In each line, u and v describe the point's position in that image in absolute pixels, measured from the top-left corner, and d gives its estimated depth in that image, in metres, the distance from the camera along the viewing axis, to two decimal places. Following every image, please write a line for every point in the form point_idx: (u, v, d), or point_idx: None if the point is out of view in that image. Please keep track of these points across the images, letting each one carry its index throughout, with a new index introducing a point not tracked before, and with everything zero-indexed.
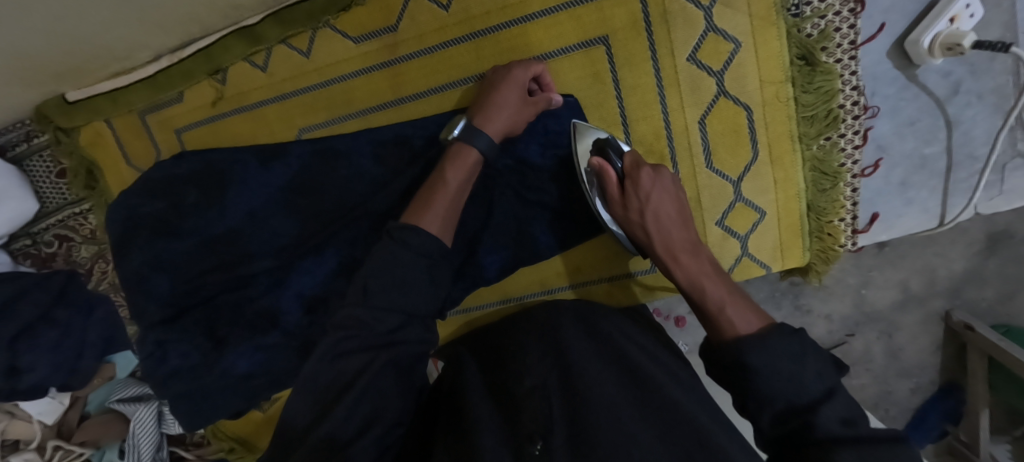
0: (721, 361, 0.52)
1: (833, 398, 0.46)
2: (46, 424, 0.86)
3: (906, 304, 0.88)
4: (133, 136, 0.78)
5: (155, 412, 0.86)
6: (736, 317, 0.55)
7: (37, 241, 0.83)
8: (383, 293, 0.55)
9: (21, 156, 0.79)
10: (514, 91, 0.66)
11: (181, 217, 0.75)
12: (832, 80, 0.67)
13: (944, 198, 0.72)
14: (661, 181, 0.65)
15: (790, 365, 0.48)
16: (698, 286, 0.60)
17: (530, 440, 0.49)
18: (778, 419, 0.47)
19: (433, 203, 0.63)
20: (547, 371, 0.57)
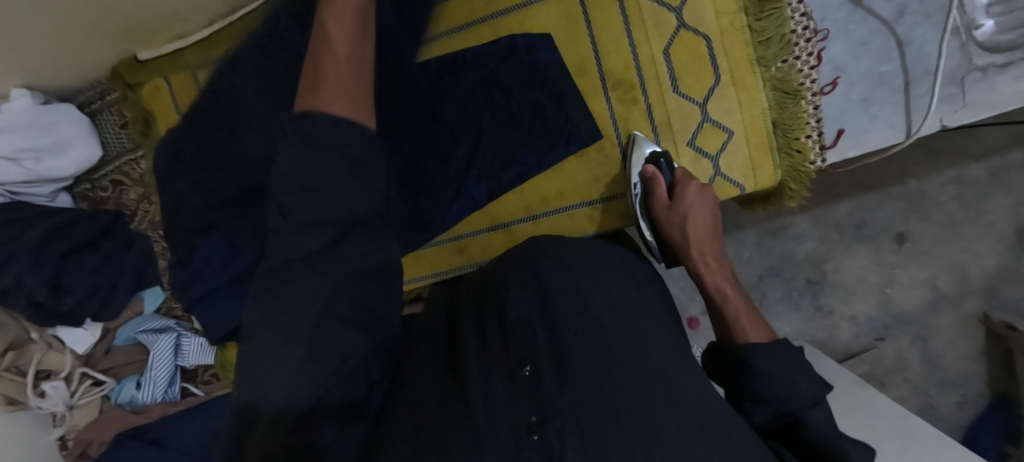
0: (735, 365, 0.58)
1: (818, 406, 0.53)
2: (77, 354, 0.93)
3: (938, 303, 1.18)
4: (184, 90, 0.90)
5: (173, 344, 0.93)
6: (750, 328, 0.62)
7: (95, 186, 0.96)
8: (298, 177, 0.41)
9: (95, 111, 0.94)
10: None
11: (210, 156, 0.81)
12: (781, 7, 0.74)
13: (907, 112, 0.76)
14: (703, 195, 0.73)
15: (792, 374, 0.54)
16: (720, 292, 0.67)
17: (520, 364, 0.51)
18: (772, 415, 0.54)
19: (326, 82, 0.45)
20: (528, 298, 0.55)
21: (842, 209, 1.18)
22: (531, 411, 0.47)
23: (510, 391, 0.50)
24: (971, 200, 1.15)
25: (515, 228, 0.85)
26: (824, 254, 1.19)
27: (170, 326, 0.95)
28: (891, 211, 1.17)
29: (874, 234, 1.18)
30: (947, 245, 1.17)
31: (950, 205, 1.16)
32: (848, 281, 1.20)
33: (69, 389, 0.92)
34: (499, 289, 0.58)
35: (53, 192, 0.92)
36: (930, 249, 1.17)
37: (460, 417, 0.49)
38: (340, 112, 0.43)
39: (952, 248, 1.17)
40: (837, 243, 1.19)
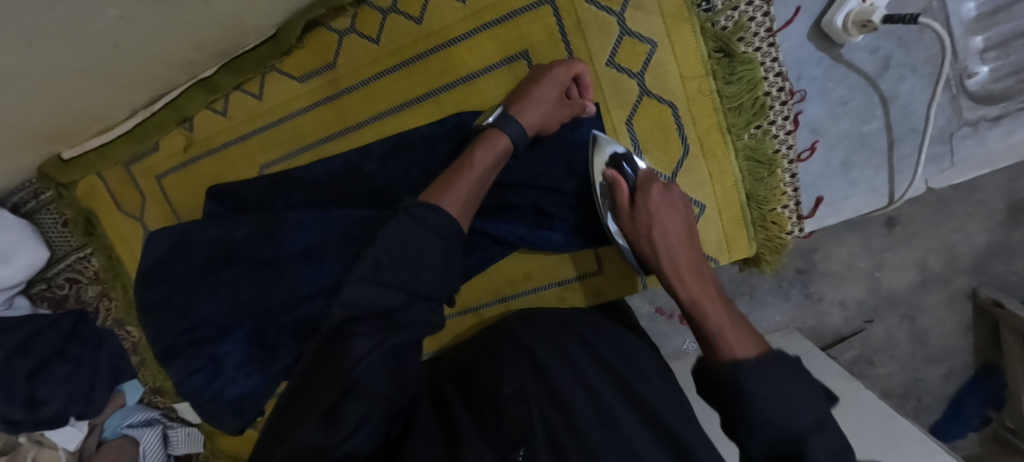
0: (716, 384, 0.50)
1: (825, 429, 0.43)
2: (69, 451, 0.92)
3: (928, 283, 1.03)
4: (122, 186, 0.85)
5: (160, 435, 0.95)
6: (734, 340, 0.52)
7: (51, 285, 0.93)
8: (396, 263, 0.50)
9: (32, 211, 0.89)
10: (474, 173, 0.59)
11: (171, 268, 0.79)
12: (754, 69, 0.67)
13: (890, 175, 0.70)
14: (670, 199, 0.65)
15: (783, 395, 0.45)
16: (699, 306, 0.58)
17: (513, 445, 0.43)
18: (770, 448, 0.44)
19: (457, 184, 0.58)
20: (524, 374, 0.53)
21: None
22: None
23: None
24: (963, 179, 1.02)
25: (485, 311, 0.81)
26: (812, 243, 1.07)
27: (154, 418, 0.97)
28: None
29: (863, 221, 1.05)
30: (938, 225, 1.02)
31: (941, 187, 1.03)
32: (837, 269, 1.07)
33: None
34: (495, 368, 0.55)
35: (8, 297, 0.88)
36: (922, 231, 1.03)
37: None
38: (533, 125, 0.65)
39: (944, 229, 1.02)
40: (826, 233, 1.05)
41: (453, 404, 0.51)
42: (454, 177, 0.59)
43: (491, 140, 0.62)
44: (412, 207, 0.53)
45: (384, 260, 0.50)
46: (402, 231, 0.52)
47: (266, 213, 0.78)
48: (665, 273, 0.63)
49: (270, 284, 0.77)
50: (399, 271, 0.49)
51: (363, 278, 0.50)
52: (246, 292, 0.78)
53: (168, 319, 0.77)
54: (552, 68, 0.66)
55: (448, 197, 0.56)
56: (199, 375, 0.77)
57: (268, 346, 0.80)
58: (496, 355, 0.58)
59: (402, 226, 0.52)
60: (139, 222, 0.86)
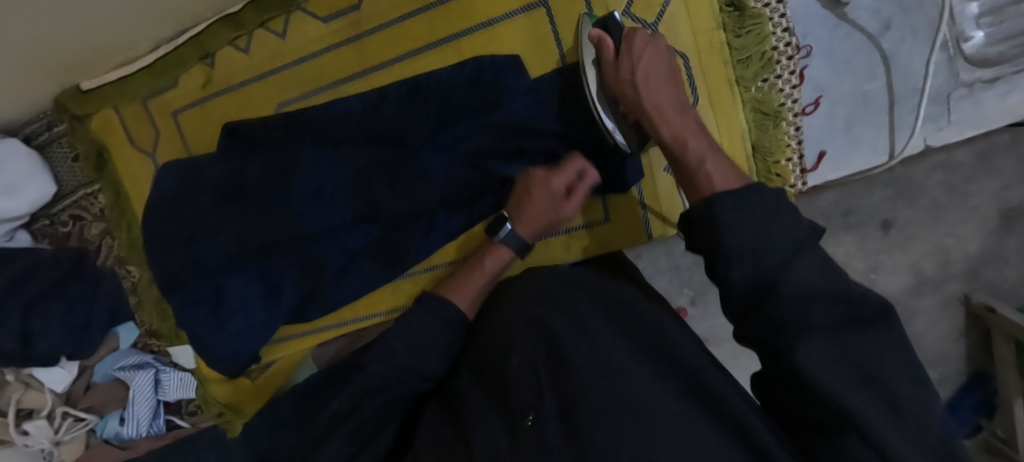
0: (696, 221, 0.51)
1: (804, 254, 0.44)
2: (57, 393, 0.91)
3: (922, 287, 1.04)
4: (138, 123, 0.85)
5: (153, 380, 0.93)
6: (715, 172, 0.55)
7: (54, 221, 0.92)
8: (408, 349, 0.63)
9: (43, 144, 0.89)
10: (478, 278, 0.72)
11: (179, 202, 0.79)
12: (762, 23, 0.70)
13: (891, 132, 0.73)
14: (655, 46, 0.65)
15: (760, 218, 0.46)
16: (679, 140, 0.60)
17: (522, 414, 0.49)
18: (751, 287, 0.46)
19: (466, 282, 0.72)
20: (531, 342, 0.56)
21: (827, 198, 1.02)
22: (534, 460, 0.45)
23: (509, 446, 0.47)
24: (957, 184, 1.01)
25: None
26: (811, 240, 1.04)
27: (148, 361, 0.94)
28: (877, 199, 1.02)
29: (859, 222, 1.03)
30: (932, 230, 1.03)
31: (936, 190, 1.02)
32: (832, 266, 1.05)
33: (52, 426, 0.92)
34: (502, 338, 0.59)
35: (8, 231, 0.88)
36: (918, 235, 1.03)
37: None
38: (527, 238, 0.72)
39: (938, 232, 1.03)
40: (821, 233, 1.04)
41: (468, 385, 0.59)
42: (464, 278, 0.72)
43: (494, 250, 0.73)
44: (426, 299, 0.68)
45: (392, 344, 0.64)
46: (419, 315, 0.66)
47: (281, 149, 0.78)
48: (647, 113, 0.63)
49: (277, 222, 0.77)
50: (407, 353, 0.62)
51: (378, 361, 0.62)
52: (256, 232, 0.78)
53: (173, 247, 0.78)
54: (546, 175, 0.72)
55: (456, 288, 0.71)
56: (206, 307, 0.79)
57: (274, 288, 0.80)
58: (503, 323, 0.61)
59: (415, 311, 0.67)
60: (150, 158, 0.86)
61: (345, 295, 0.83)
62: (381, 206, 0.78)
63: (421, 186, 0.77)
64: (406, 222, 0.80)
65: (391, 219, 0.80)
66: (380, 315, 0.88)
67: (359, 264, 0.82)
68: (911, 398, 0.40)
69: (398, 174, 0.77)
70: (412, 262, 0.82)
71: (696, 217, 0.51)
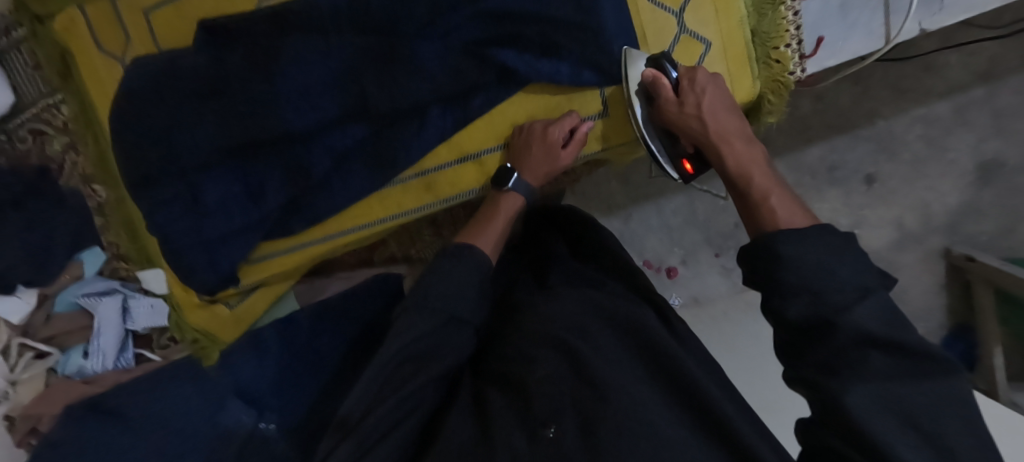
0: (761, 253, 0.54)
1: (868, 297, 0.48)
2: (12, 324, 0.84)
3: (904, 241, 1.30)
4: (106, 25, 0.80)
5: (121, 307, 0.86)
6: (780, 205, 0.57)
7: (14, 138, 0.86)
8: (446, 292, 0.69)
9: (2, 49, 0.83)
10: (502, 220, 0.78)
11: (151, 96, 0.73)
12: None
13: (886, 16, 0.73)
14: (715, 84, 0.68)
15: (830, 258, 0.50)
16: (743, 172, 0.62)
17: (543, 425, 0.57)
18: (807, 312, 0.49)
19: (486, 228, 0.77)
20: (557, 360, 0.64)
21: (814, 153, 1.26)
22: None
23: (531, 449, 0.55)
24: (936, 138, 1.27)
25: (485, 159, 0.80)
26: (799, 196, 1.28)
27: (115, 288, 0.87)
28: (862, 153, 1.27)
29: (845, 176, 1.28)
30: (913, 183, 1.29)
31: (916, 144, 1.27)
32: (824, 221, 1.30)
33: (9, 363, 0.85)
34: (529, 357, 0.67)
35: None
36: (897, 188, 1.29)
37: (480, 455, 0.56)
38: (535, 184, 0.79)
39: (918, 187, 1.29)
40: (810, 186, 1.28)
41: (489, 396, 0.65)
42: (486, 224, 0.78)
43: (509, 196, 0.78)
44: (456, 249, 0.74)
45: (431, 289, 0.69)
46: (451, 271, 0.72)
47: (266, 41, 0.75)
48: (710, 142, 0.65)
49: (258, 113, 0.73)
50: (442, 298, 0.68)
51: (416, 309, 0.68)
52: (242, 130, 0.74)
53: (147, 144, 0.73)
54: (545, 128, 0.75)
55: (478, 232, 0.77)
56: (182, 204, 0.75)
57: (254, 192, 0.77)
58: (531, 345, 0.69)
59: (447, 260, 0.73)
60: (119, 60, 0.81)
61: (335, 205, 0.80)
62: (370, 100, 0.75)
63: (413, 78, 0.73)
64: (398, 121, 0.77)
65: (382, 118, 0.77)
66: (368, 229, 0.84)
67: (347, 169, 0.79)
68: (974, 452, 0.43)
69: (387, 64, 0.74)
70: (403, 166, 0.78)
71: (759, 251, 0.54)
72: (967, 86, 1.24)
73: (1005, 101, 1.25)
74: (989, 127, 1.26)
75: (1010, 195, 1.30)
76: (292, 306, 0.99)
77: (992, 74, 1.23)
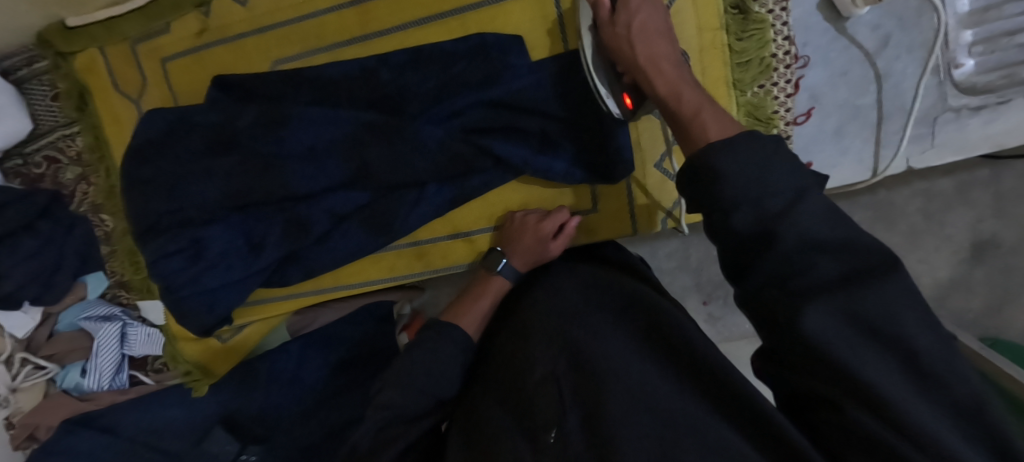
0: (691, 170, 0.45)
1: (804, 199, 0.40)
2: (17, 337, 0.89)
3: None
4: (124, 64, 0.83)
5: (119, 332, 0.91)
6: (710, 122, 0.50)
7: (28, 162, 0.90)
8: (421, 378, 0.62)
9: (22, 79, 0.87)
10: (487, 299, 0.74)
11: (163, 148, 0.78)
12: (764, 29, 0.71)
13: (876, 148, 0.75)
14: (653, 2, 0.61)
15: (758, 170, 0.41)
16: (675, 94, 0.55)
17: (544, 429, 0.50)
18: (752, 223, 0.41)
19: (470, 307, 0.73)
20: (553, 354, 0.57)
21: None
22: None
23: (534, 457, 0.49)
24: (935, 213, 1.08)
25: (477, 237, 0.84)
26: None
27: (116, 313, 0.92)
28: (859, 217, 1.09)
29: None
30: (906, 255, 1.10)
31: (914, 217, 1.09)
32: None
33: (11, 372, 0.90)
34: (525, 357, 0.60)
35: None
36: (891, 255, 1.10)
37: None
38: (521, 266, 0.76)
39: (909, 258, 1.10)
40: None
41: (487, 402, 0.58)
42: (471, 304, 0.73)
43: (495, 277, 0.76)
44: (441, 327, 0.67)
45: (415, 374, 0.61)
46: (432, 350, 0.65)
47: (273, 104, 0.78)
48: (642, 69, 0.58)
49: (265, 176, 0.76)
50: (426, 377, 0.62)
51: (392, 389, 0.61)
52: (245, 188, 0.76)
53: (155, 195, 0.77)
54: (535, 220, 0.77)
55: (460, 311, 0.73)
56: (186, 257, 0.77)
57: (254, 244, 0.80)
58: (526, 338, 0.62)
59: (431, 338, 0.66)
60: (134, 103, 0.84)
61: (330, 261, 0.83)
62: (372, 170, 0.77)
63: (414, 155, 0.76)
64: (397, 190, 0.80)
65: (382, 186, 0.79)
66: (359, 287, 0.88)
67: (345, 229, 0.81)
68: (949, 371, 0.36)
69: (390, 138, 0.76)
70: (398, 231, 0.80)
71: (690, 167, 0.45)
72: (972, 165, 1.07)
73: (1010, 184, 1.06)
74: (989, 206, 1.06)
75: (1003, 278, 1.08)
76: (284, 337, 0.94)
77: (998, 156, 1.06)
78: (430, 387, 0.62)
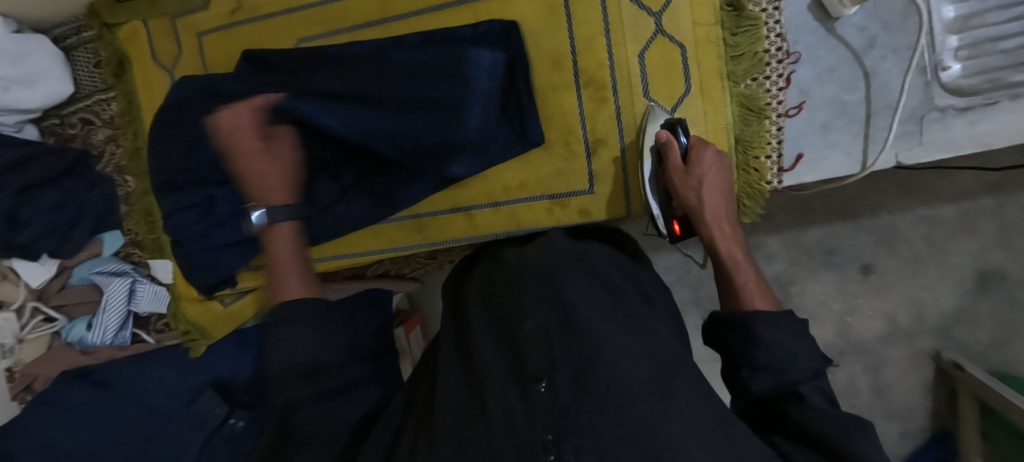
0: (734, 331, 0.60)
1: (815, 380, 0.55)
2: (31, 287, 0.93)
3: (893, 337, 1.09)
4: (163, 38, 0.90)
5: (128, 289, 0.94)
6: (753, 293, 0.63)
7: (64, 122, 0.98)
8: (303, 346, 0.62)
9: (71, 47, 0.95)
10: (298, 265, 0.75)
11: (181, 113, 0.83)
12: (757, 26, 0.76)
13: (865, 143, 0.78)
14: (721, 161, 0.70)
15: (788, 342, 0.56)
16: (732, 257, 0.66)
17: (536, 379, 0.50)
18: (768, 384, 0.55)
19: (286, 282, 0.73)
20: (545, 309, 0.56)
21: (815, 234, 1.08)
22: (545, 429, 0.47)
23: (525, 407, 0.49)
24: (939, 240, 1.05)
25: (475, 213, 0.87)
26: (791, 276, 1.11)
27: (126, 271, 0.96)
28: (861, 242, 1.07)
29: (841, 262, 1.08)
30: (909, 281, 1.07)
31: (919, 243, 1.06)
32: (811, 306, 1.11)
33: (20, 322, 0.93)
34: (512, 301, 0.59)
35: (20, 123, 0.92)
36: (897, 285, 1.08)
37: (478, 422, 0.51)
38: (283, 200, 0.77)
39: (915, 284, 1.07)
40: (805, 268, 1.10)
41: (477, 335, 0.60)
42: (286, 278, 0.73)
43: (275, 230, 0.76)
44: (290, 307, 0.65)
45: (304, 343, 0.62)
46: (303, 317, 0.63)
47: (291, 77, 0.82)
48: (705, 219, 0.68)
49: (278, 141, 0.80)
50: (309, 348, 0.61)
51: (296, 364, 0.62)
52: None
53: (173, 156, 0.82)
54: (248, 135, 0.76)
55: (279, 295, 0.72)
56: (198, 212, 0.82)
57: None
58: (513, 285, 0.62)
59: (304, 309, 0.64)
60: (168, 72, 0.91)
61: (333, 230, 0.88)
62: None
63: None
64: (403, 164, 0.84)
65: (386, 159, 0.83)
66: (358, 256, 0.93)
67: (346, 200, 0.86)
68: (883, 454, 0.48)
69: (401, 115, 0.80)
70: (400, 205, 0.84)
71: (732, 322, 0.60)
72: (976, 193, 1.02)
73: (1016, 216, 1.01)
74: (994, 237, 1.03)
75: (1010, 311, 1.04)
76: None
77: (1004, 186, 1.01)
78: (322, 357, 0.61)
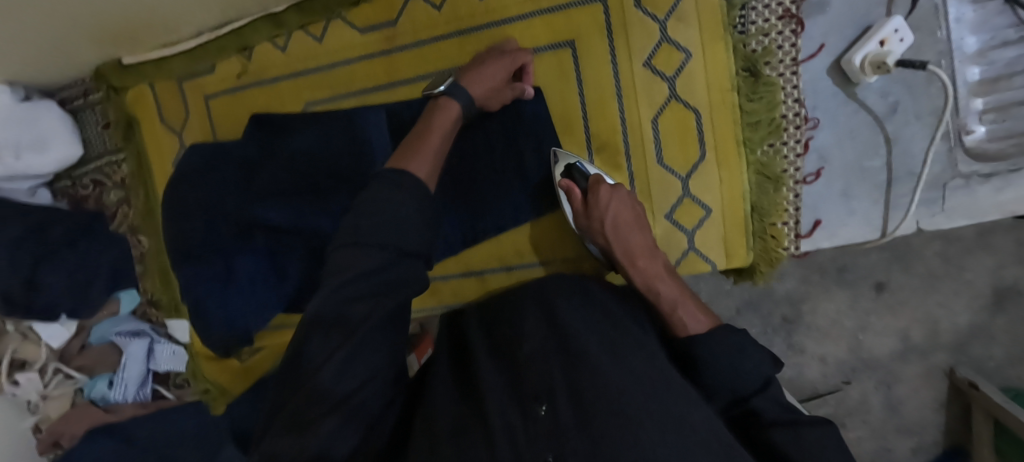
0: (683, 356, 0.62)
1: (767, 392, 0.57)
2: (52, 348, 0.94)
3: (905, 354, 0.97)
4: (170, 100, 0.90)
5: (147, 349, 0.97)
6: (686, 317, 0.64)
7: (77, 183, 0.98)
8: (357, 319, 0.53)
9: (79, 109, 0.95)
10: (437, 136, 0.67)
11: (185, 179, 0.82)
12: (775, 91, 0.73)
13: (886, 210, 0.76)
14: (620, 194, 0.73)
15: (734, 357, 0.57)
16: (652, 289, 0.68)
17: (536, 401, 0.51)
18: (729, 402, 0.59)
19: (420, 144, 0.65)
20: (542, 334, 0.58)
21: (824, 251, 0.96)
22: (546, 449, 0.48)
23: (526, 429, 0.50)
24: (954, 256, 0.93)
25: (489, 276, 0.86)
26: (802, 294, 0.98)
27: (143, 330, 0.98)
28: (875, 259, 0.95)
29: (855, 280, 0.96)
30: (923, 297, 0.95)
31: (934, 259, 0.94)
32: (822, 325, 0.99)
33: (44, 380, 0.95)
34: (514, 328, 0.61)
35: (32, 188, 0.93)
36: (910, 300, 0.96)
37: (478, 439, 0.51)
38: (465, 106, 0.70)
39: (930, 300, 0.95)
40: (817, 286, 0.97)
41: (478, 355, 0.61)
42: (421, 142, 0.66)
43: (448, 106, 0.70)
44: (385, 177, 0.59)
45: (348, 326, 0.53)
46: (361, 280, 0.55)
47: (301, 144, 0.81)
48: (623, 258, 0.71)
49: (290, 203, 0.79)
50: (363, 330, 0.53)
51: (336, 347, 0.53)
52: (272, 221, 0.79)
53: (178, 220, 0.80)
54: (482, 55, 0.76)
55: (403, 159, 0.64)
56: (218, 279, 0.81)
57: (278, 270, 0.83)
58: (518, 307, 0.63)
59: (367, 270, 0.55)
60: (178, 135, 0.91)
61: None
62: None
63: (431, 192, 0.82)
64: None
65: None
66: None
67: None
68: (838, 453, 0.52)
69: None
70: None
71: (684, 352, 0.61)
72: None
73: None
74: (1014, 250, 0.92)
75: None
76: None
77: None
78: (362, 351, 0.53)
